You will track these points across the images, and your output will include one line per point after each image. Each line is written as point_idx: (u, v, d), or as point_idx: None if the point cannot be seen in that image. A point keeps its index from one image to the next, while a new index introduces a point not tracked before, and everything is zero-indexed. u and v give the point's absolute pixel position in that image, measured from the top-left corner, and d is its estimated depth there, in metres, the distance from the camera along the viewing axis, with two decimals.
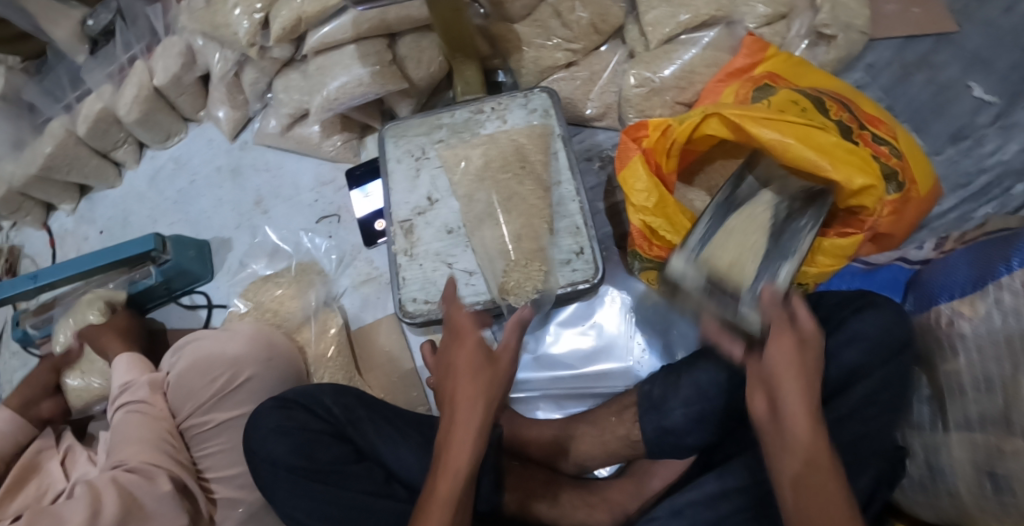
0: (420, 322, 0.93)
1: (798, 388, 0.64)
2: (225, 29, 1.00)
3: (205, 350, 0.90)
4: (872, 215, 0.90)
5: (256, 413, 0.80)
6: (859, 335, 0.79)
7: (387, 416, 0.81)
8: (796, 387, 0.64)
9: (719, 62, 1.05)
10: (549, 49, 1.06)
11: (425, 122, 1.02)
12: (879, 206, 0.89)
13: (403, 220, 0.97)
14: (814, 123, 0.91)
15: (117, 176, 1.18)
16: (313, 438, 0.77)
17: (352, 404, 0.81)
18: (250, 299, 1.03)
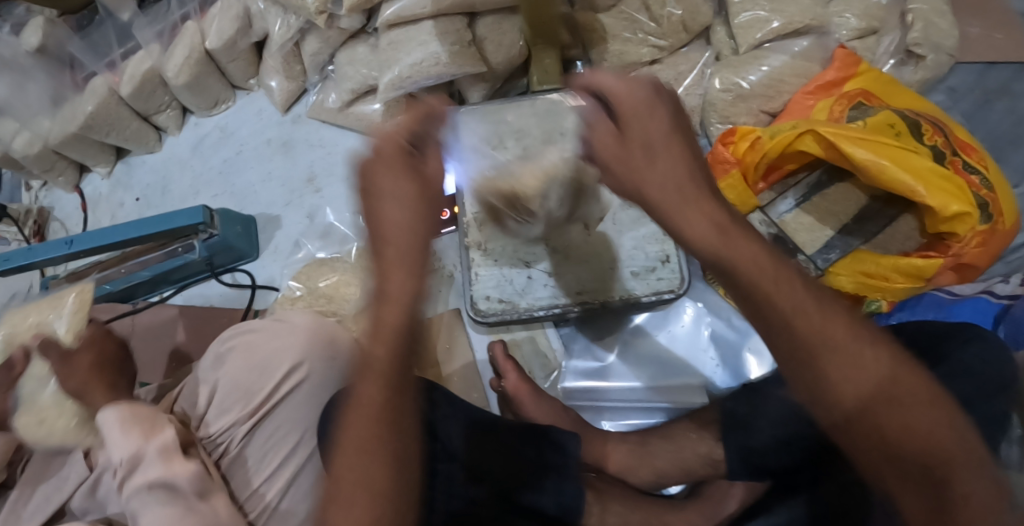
0: (492, 321, 0.89)
1: (687, 205, 0.56)
2: None
3: (257, 342, 0.83)
4: (961, 243, 0.85)
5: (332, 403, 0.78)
6: (974, 368, 0.75)
7: (471, 416, 0.79)
8: (703, 228, 0.56)
9: (808, 73, 1.01)
10: (635, 43, 1.01)
11: (502, 109, 0.98)
12: (971, 236, 0.84)
13: (477, 211, 0.92)
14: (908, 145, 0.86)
15: (157, 142, 1.10)
16: None
17: (435, 402, 0.78)
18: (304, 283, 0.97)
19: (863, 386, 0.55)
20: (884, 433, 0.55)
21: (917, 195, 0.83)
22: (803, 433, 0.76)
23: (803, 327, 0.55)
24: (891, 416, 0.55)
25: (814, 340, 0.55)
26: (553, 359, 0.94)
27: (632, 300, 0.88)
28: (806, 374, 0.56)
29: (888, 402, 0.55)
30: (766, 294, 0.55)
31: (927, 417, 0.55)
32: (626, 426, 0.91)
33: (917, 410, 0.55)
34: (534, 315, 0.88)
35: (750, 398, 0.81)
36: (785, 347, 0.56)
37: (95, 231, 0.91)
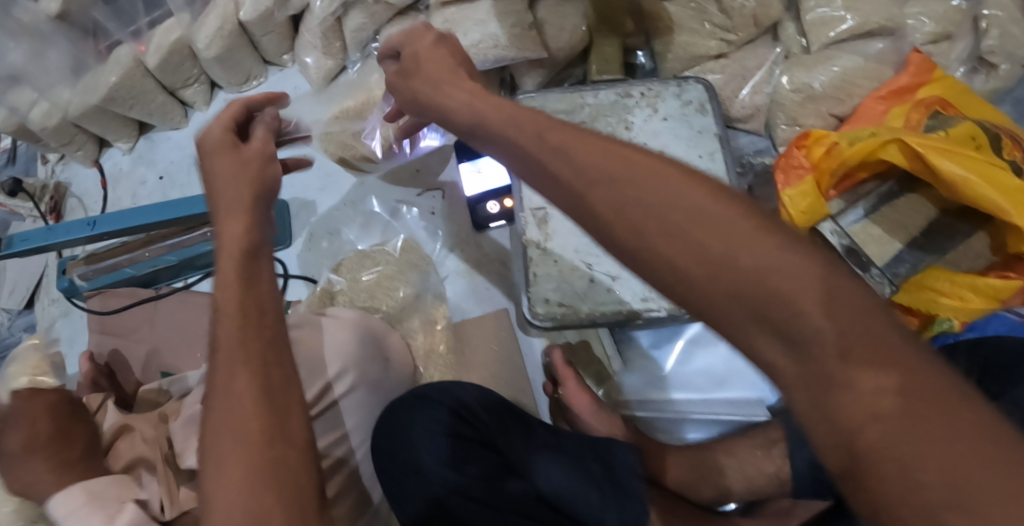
0: (549, 325, 0.84)
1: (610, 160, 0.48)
2: None
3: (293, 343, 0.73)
4: None
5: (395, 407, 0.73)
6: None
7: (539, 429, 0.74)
8: (616, 183, 0.47)
9: (881, 77, 0.97)
10: (702, 35, 0.96)
11: (564, 98, 0.92)
12: None
13: (537, 208, 0.86)
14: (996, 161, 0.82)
15: (183, 117, 1.03)
16: (466, 444, 0.70)
17: (503, 415, 0.75)
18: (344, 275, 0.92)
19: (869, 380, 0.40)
20: (876, 447, 0.39)
21: (1004, 212, 0.79)
22: None
23: (713, 284, 0.43)
24: (893, 436, 0.39)
25: (725, 307, 0.43)
26: (608, 365, 0.90)
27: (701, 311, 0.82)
28: (766, 330, 0.42)
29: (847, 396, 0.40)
30: (650, 241, 0.45)
31: (987, 458, 0.37)
32: (682, 439, 0.87)
33: (961, 442, 0.37)
34: (595, 322, 0.82)
35: None
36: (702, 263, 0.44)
37: (119, 211, 0.84)
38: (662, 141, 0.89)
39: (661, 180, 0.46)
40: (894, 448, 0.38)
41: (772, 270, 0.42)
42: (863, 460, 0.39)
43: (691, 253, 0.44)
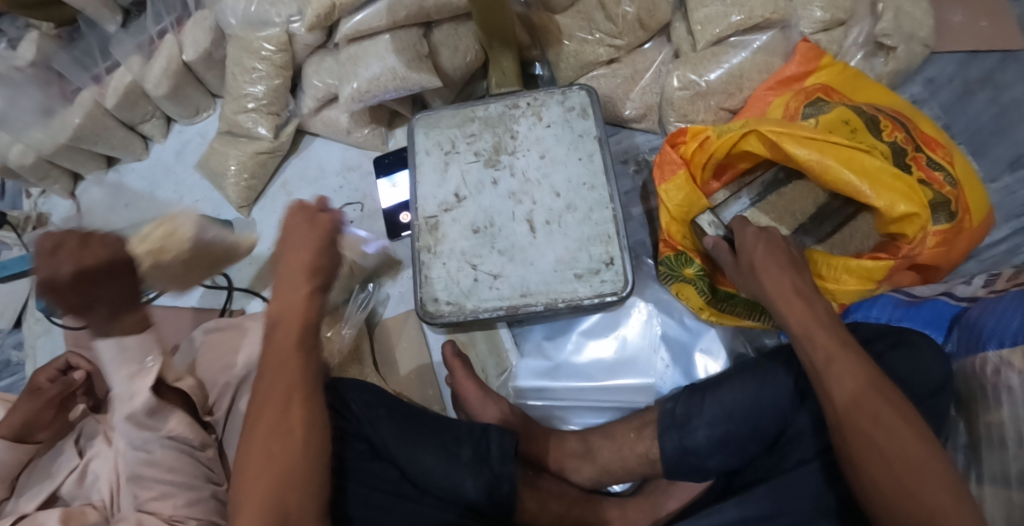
0: (439, 322, 0.91)
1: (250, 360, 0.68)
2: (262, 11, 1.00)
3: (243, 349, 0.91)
4: (913, 244, 0.84)
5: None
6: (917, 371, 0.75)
7: (408, 417, 0.83)
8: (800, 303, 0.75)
9: (770, 68, 1.00)
10: (591, 43, 1.02)
11: (458, 113, 0.99)
12: (921, 237, 0.83)
13: (429, 215, 0.94)
14: (860, 145, 0.86)
15: (144, 149, 1.17)
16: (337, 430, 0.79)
17: (372, 402, 0.83)
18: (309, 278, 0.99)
19: (909, 458, 0.63)
20: (924, 497, 0.61)
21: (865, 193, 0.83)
22: (751, 432, 0.79)
23: (883, 411, 0.65)
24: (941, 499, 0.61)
25: (900, 431, 0.64)
26: (507, 357, 0.98)
27: (575, 303, 0.88)
28: (878, 432, 0.64)
29: (914, 469, 0.62)
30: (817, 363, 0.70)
31: (952, 496, 0.61)
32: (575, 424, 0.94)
33: (951, 491, 0.61)
34: (478, 317, 0.90)
35: (688, 399, 0.85)
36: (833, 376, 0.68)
37: None
38: (545, 146, 0.95)
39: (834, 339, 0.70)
40: (939, 501, 0.61)
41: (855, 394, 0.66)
42: (914, 497, 0.61)
43: (857, 378, 0.67)
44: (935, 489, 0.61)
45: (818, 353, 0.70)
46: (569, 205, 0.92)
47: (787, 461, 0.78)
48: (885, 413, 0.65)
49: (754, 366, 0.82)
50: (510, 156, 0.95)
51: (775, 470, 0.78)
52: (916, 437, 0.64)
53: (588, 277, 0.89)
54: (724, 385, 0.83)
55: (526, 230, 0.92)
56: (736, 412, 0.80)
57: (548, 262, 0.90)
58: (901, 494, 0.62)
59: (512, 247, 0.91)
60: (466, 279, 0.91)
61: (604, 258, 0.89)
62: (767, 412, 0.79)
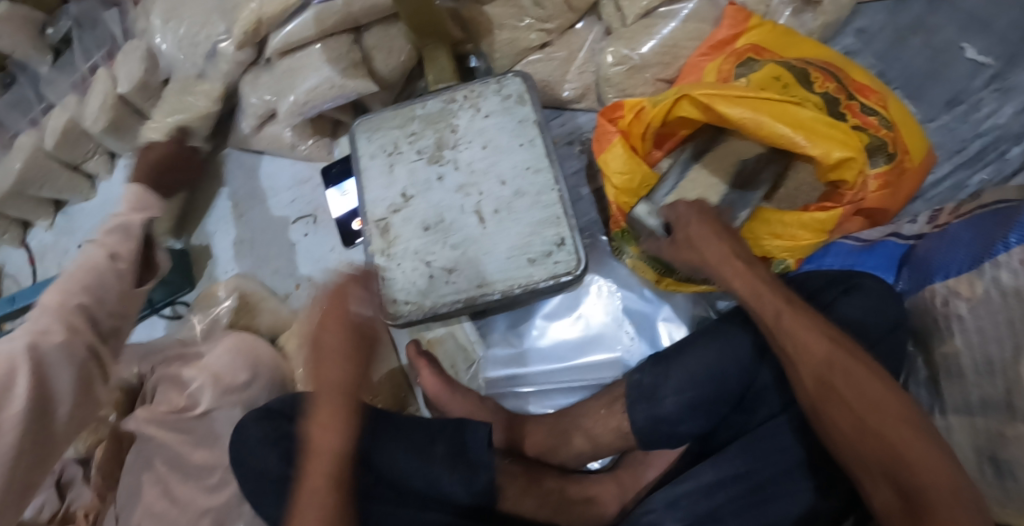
0: (402, 323, 0.90)
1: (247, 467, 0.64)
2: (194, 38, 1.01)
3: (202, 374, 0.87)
4: (854, 190, 0.86)
5: (240, 426, 0.81)
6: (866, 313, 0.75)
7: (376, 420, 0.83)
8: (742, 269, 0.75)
9: (702, 35, 1.01)
10: (522, 30, 1.02)
11: (397, 114, 0.98)
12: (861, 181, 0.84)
13: (379, 219, 0.94)
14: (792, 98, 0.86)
15: (91, 188, 1.17)
16: (299, 447, 0.78)
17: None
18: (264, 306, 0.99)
19: (871, 399, 0.63)
20: (896, 438, 0.61)
21: (800, 145, 0.83)
22: (719, 396, 0.80)
23: (841, 356, 0.66)
24: (910, 438, 0.61)
25: (861, 375, 0.65)
26: (473, 350, 0.97)
27: (532, 287, 0.88)
28: (841, 379, 0.65)
29: (881, 412, 0.63)
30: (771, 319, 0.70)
31: (919, 433, 0.61)
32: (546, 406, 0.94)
33: (917, 430, 0.61)
34: (439, 313, 0.90)
35: (653, 369, 0.83)
36: (784, 329, 0.69)
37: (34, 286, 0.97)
38: (487, 137, 0.95)
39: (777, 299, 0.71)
40: (907, 441, 0.61)
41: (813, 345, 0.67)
42: (882, 438, 0.62)
43: (810, 329, 0.68)
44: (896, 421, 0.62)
45: (768, 311, 0.71)
46: (516, 192, 0.92)
47: (755, 418, 0.81)
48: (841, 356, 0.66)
49: (714, 329, 0.82)
50: (452, 151, 0.95)
51: (746, 428, 0.81)
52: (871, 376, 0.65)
53: (544, 260, 0.89)
54: (686, 352, 0.82)
55: (476, 221, 0.91)
56: (702, 377, 0.79)
57: (501, 251, 0.90)
58: (871, 438, 0.62)
59: (462, 240, 0.91)
60: (420, 278, 0.91)
61: (554, 242, 0.89)
62: (731, 373, 0.79)
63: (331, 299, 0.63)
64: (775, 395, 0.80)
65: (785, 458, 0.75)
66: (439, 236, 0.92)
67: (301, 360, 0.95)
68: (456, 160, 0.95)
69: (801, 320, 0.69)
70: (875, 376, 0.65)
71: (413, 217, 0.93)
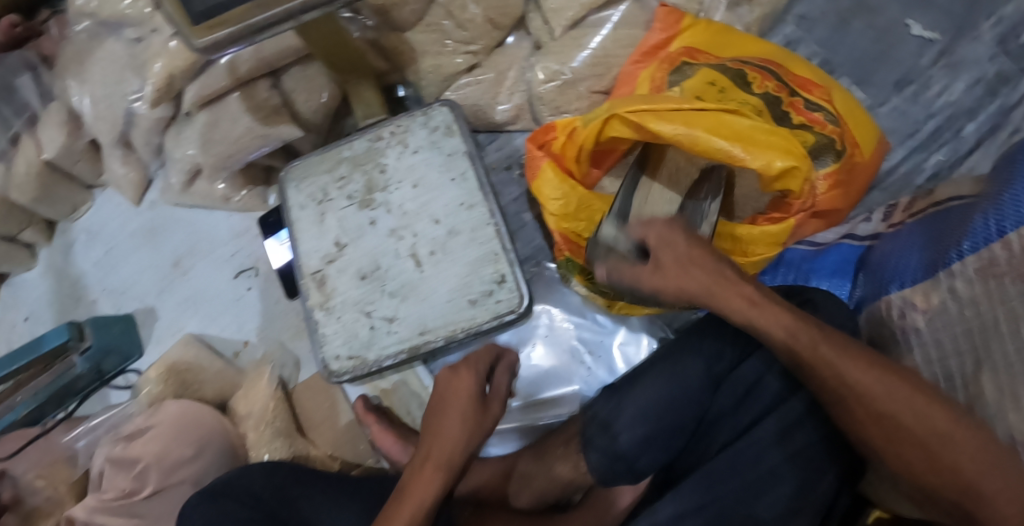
0: (347, 379, 0.87)
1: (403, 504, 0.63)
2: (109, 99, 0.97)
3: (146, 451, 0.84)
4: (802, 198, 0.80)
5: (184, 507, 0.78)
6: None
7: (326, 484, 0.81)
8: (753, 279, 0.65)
9: (635, 40, 0.96)
10: (447, 54, 0.97)
11: (324, 158, 0.94)
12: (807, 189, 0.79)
13: (314, 272, 0.90)
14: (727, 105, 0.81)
15: (31, 258, 1.13)
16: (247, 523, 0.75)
17: (285, 483, 0.81)
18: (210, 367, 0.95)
19: (936, 430, 0.58)
20: (973, 476, 0.56)
21: (738, 157, 0.77)
22: (673, 429, 0.75)
23: (889, 391, 0.59)
24: (981, 466, 0.57)
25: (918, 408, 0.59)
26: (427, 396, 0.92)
27: (476, 330, 0.85)
28: (907, 418, 0.59)
29: (949, 446, 0.58)
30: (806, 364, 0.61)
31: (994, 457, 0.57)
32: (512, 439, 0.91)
33: (988, 452, 0.57)
34: (383, 366, 0.86)
35: (606, 404, 0.80)
36: (826, 374, 0.60)
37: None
38: (417, 174, 0.91)
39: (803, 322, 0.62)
40: (977, 470, 0.56)
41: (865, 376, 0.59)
42: (961, 475, 0.57)
43: (857, 363, 0.60)
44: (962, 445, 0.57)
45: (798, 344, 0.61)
46: (451, 231, 0.88)
47: (713, 446, 0.76)
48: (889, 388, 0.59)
49: (664, 356, 0.78)
50: (383, 193, 0.91)
51: (705, 458, 0.76)
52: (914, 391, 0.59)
53: (485, 300, 0.85)
54: (637, 385, 0.78)
55: (412, 265, 0.88)
56: (651, 410, 0.75)
57: (441, 294, 0.87)
58: (949, 471, 0.57)
59: (398, 287, 0.88)
60: (361, 330, 0.88)
61: (494, 281, 0.85)
62: (684, 403, 0.75)
63: (475, 367, 0.70)
64: (733, 420, 0.76)
65: (750, 482, 0.70)
66: (375, 283, 0.88)
67: (253, 423, 0.91)
68: (386, 201, 0.91)
69: (840, 352, 0.60)
70: (928, 396, 0.59)
71: (348, 266, 0.90)
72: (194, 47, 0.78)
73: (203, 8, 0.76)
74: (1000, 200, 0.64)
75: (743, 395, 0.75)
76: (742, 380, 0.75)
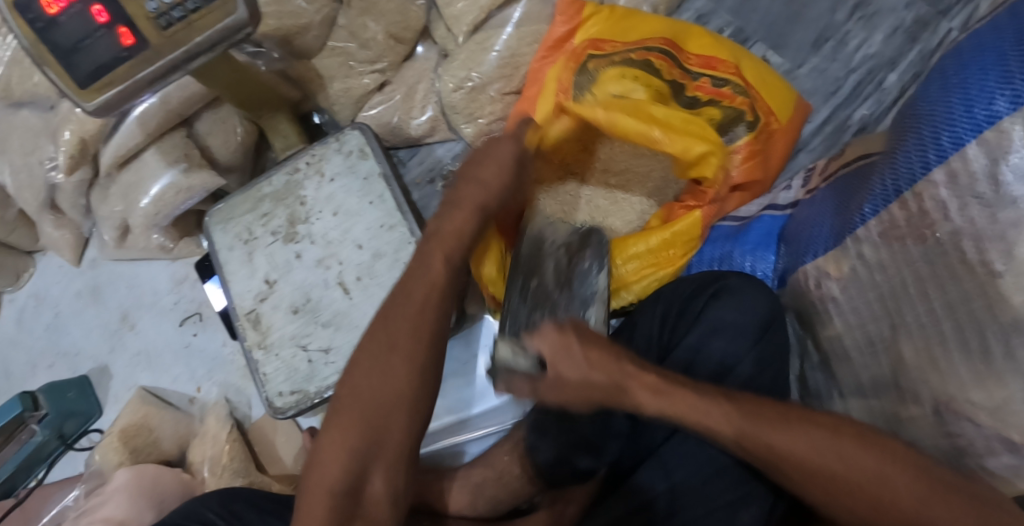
0: (292, 415, 0.87)
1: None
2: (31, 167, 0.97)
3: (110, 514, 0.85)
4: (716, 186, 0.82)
5: None
6: (723, 324, 0.72)
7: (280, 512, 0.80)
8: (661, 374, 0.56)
9: (539, 36, 0.95)
10: (354, 75, 0.97)
11: (245, 197, 0.94)
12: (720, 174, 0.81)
13: (248, 311, 0.90)
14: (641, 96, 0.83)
15: None
16: None
17: (242, 510, 0.80)
18: (164, 418, 0.97)
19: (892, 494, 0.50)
20: None
21: (661, 146, 0.80)
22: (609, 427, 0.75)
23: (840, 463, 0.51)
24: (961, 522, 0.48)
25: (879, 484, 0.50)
26: None
27: None
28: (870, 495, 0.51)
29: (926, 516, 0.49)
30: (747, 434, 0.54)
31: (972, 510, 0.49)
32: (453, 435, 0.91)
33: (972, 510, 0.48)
34: (326, 396, 0.87)
35: (544, 410, 0.80)
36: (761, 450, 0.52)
37: None
38: (337, 202, 0.91)
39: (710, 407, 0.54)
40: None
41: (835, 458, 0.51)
42: None
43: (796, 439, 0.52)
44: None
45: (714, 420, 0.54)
46: (376, 254, 0.88)
47: (655, 440, 0.76)
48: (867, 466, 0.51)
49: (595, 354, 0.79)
50: (306, 225, 0.91)
51: (648, 452, 0.77)
52: (888, 464, 0.50)
53: None
54: None
55: (341, 293, 0.88)
56: (583, 411, 0.76)
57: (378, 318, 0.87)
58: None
59: (332, 316, 0.88)
60: (299, 364, 0.88)
61: None
62: (617, 400, 0.75)
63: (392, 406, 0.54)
64: (668, 414, 0.74)
65: (703, 470, 0.71)
66: (309, 316, 0.89)
67: (209, 467, 0.92)
68: (311, 231, 0.91)
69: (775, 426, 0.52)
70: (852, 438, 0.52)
71: (279, 301, 0.90)
72: (86, 111, 0.77)
73: (88, 69, 0.76)
74: (895, 161, 0.62)
75: None
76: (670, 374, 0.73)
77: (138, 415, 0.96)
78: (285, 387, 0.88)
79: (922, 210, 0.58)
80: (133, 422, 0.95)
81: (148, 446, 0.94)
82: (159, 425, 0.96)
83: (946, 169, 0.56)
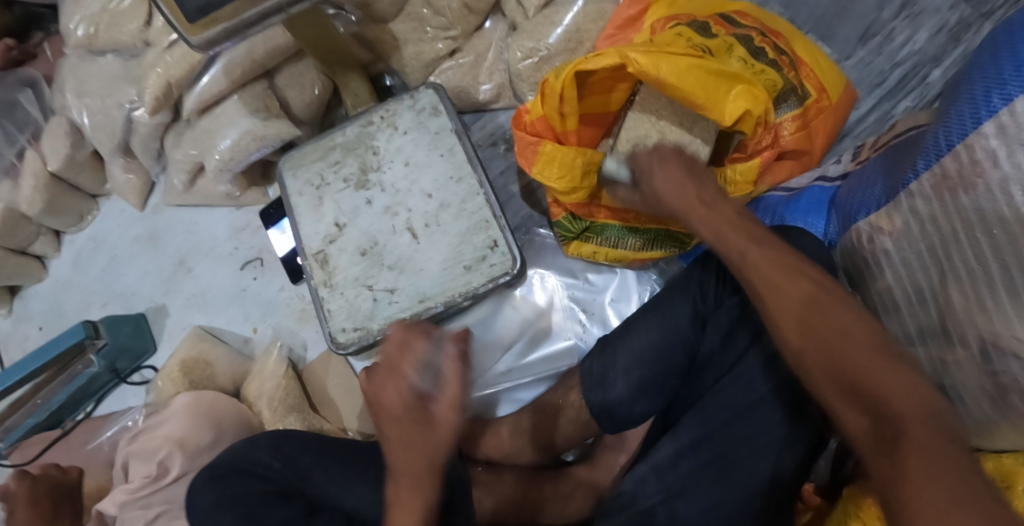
0: (354, 351, 0.91)
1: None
2: (114, 108, 1.01)
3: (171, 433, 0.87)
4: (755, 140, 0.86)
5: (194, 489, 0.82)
6: None
7: (334, 455, 0.83)
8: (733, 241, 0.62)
9: (604, 15, 1.00)
10: (427, 41, 1.02)
11: (318, 146, 0.98)
12: (760, 132, 0.85)
13: (316, 252, 0.94)
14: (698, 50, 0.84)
15: (41, 269, 1.16)
16: (259, 504, 0.78)
17: (295, 454, 0.83)
18: (218, 355, 0.99)
19: (893, 393, 0.50)
20: (913, 455, 0.47)
21: (702, 108, 0.83)
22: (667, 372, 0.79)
23: (845, 347, 0.53)
24: (926, 441, 0.47)
25: (869, 374, 0.51)
26: None
27: (473, 294, 0.89)
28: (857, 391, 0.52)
29: (901, 434, 0.48)
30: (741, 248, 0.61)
31: (950, 447, 0.47)
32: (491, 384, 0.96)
33: (942, 441, 0.47)
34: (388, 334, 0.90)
35: (602, 354, 0.83)
36: (797, 309, 0.56)
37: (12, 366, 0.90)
38: (407, 153, 0.96)
39: (767, 264, 0.59)
40: (920, 445, 0.47)
41: (871, 348, 0.52)
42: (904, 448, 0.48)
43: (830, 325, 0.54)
44: (944, 477, 0.45)
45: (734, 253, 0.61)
46: (442, 203, 0.93)
47: (707, 385, 0.80)
48: (888, 370, 0.51)
49: (654, 304, 0.82)
50: (377, 174, 0.96)
51: (699, 396, 0.81)
52: (911, 378, 0.51)
53: (477, 267, 0.89)
54: (630, 332, 0.82)
55: (408, 238, 0.92)
56: (647, 354, 0.79)
57: (442, 262, 0.91)
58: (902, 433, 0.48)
59: (397, 261, 0.92)
60: (362, 303, 0.92)
61: (485, 247, 0.90)
62: (673, 343, 0.79)
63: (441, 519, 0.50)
64: (721, 359, 0.78)
65: (745, 408, 0.74)
66: (374, 258, 0.93)
67: (266, 403, 0.95)
68: (381, 180, 0.95)
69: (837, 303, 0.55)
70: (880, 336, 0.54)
71: (342, 242, 0.94)
72: (191, 44, 0.83)
73: (197, 5, 0.81)
74: (947, 120, 0.66)
75: (729, 333, 0.77)
76: (722, 320, 0.77)
77: (197, 350, 0.98)
78: (348, 322, 0.91)
79: (974, 160, 0.63)
80: (196, 361, 0.97)
81: (205, 380, 0.97)
82: (219, 364, 0.99)
83: (995, 122, 0.61)
